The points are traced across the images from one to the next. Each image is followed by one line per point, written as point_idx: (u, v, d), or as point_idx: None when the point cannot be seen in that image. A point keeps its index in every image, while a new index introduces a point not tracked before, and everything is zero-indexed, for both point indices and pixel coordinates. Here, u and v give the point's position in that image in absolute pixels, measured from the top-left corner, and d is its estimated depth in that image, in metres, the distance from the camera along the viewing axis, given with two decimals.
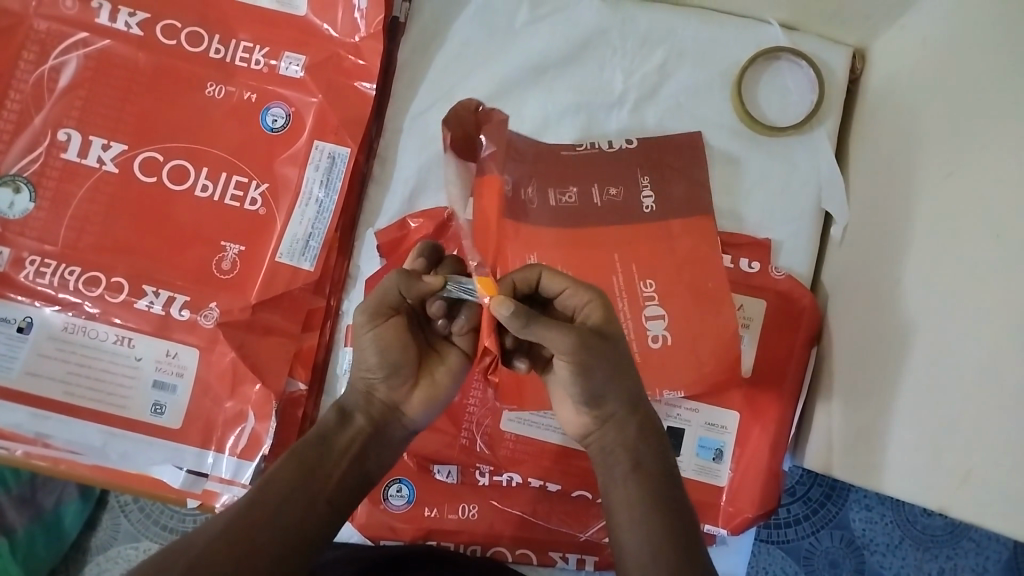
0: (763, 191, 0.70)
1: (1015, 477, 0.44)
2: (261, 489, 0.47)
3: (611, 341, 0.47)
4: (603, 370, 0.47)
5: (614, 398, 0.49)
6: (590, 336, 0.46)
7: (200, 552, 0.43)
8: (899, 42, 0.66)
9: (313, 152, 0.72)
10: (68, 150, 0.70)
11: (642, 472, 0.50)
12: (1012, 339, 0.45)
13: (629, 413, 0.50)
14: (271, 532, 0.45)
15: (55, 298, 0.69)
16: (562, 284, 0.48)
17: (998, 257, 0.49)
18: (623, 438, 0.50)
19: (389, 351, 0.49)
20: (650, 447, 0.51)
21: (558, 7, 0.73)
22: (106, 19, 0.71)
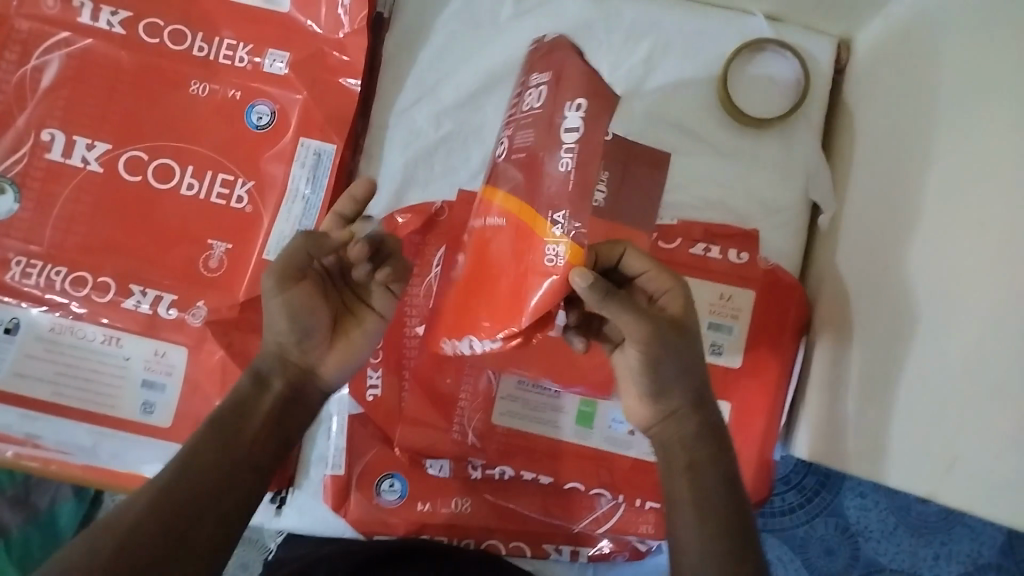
0: (750, 182, 0.70)
1: (1001, 464, 0.44)
2: (186, 456, 0.47)
3: (687, 333, 0.48)
4: (674, 363, 0.48)
5: (679, 393, 0.50)
6: (665, 328, 0.47)
7: (129, 525, 0.43)
8: (883, 31, 0.66)
9: (299, 149, 0.72)
10: (52, 150, 0.70)
11: (702, 472, 0.49)
12: (997, 327, 0.46)
13: (693, 409, 0.50)
14: (200, 495, 0.45)
15: (42, 299, 0.69)
16: (644, 266, 0.49)
17: (983, 245, 0.49)
18: (687, 432, 0.50)
19: (299, 316, 0.50)
20: (711, 452, 0.50)
21: (542, 1, 0.73)
22: (88, 18, 0.71)
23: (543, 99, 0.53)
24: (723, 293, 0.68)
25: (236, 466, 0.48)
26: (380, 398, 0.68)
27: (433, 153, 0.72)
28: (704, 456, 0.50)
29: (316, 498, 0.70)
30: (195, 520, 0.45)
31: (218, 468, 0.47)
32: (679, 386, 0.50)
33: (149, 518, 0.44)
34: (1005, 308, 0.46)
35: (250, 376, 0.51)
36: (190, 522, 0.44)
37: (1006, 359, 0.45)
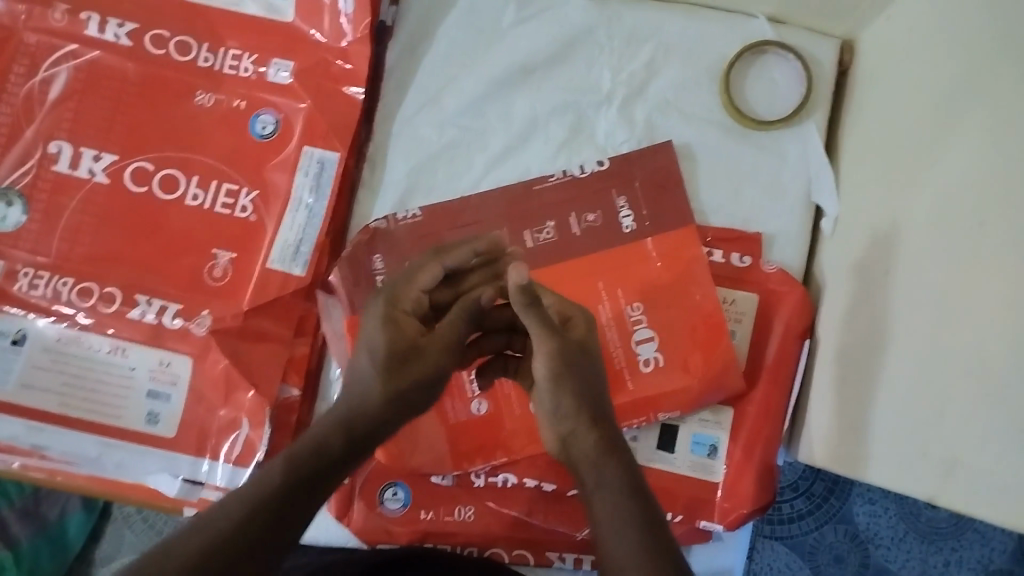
0: (751, 186, 0.70)
1: (1000, 465, 0.43)
2: (262, 484, 0.45)
3: (591, 358, 0.53)
4: (575, 375, 0.51)
5: (575, 410, 0.51)
6: (568, 344, 0.51)
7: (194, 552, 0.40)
8: (886, 32, 0.66)
9: (302, 158, 0.72)
10: (60, 162, 0.70)
11: (608, 487, 0.47)
12: (996, 327, 0.45)
13: (591, 427, 0.50)
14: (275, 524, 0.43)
15: (49, 309, 0.69)
16: (553, 301, 0.55)
17: (982, 245, 0.49)
18: (590, 450, 0.50)
19: (427, 379, 0.52)
20: (622, 466, 0.49)
21: (543, 8, 0.73)
22: (95, 30, 0.72)
23: (410, 221, 0.71)
24: (726, 297, 0.68)
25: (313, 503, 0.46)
26: None
27: (435, 160, 0.72)
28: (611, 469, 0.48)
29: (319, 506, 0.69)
30: (271, 555, 0.42)
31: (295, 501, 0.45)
32: (575, 400, 0.51)
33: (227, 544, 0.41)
34: (1008, 306, 0.45)
35: (357, 431, 0.49)
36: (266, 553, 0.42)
37: (1010, 359, 0.44)
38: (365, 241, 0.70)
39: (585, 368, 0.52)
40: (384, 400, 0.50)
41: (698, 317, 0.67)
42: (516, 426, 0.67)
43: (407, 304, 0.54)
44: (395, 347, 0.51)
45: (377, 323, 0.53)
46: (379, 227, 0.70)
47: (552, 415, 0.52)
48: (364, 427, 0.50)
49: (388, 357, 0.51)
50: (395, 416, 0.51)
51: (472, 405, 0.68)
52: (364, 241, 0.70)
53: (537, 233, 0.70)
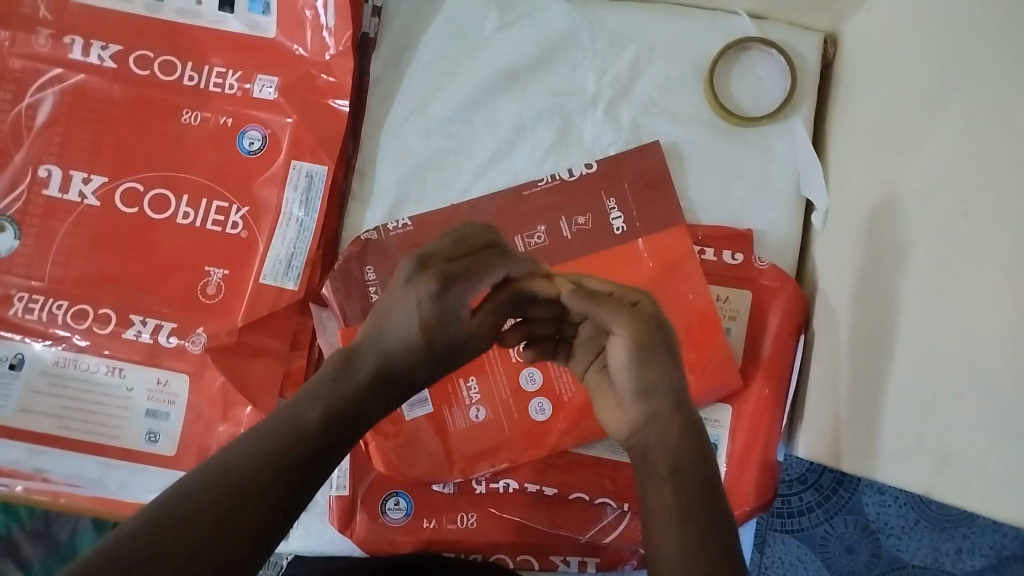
0: (739, 182, 0.70)
1: (988, 455, 0.44)
2: (285, 448, 0.43)
3: (668, 335, 0.50)
4: (655, 359, 0.49)
5: (662, 392, 0.49)
6: (645, 324, 0.49)
7: (250, 485, 0.41)
8: (868, 24, 0.66)
9: (290, 172, 0.72)
10: (50, 186, 0.71)
11: (683, 479, 0.47)
12: (982, 318, 0.46)
13: (674, 411, 0.49)
14: (293, 498, 0.42)
15: (45, 333, 0.70)
16: (610, 286, 0.51)
17: (970, 237, 0.48)
18: (669, 434, 0.48)
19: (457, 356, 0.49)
20: (694, 458, 0.48)
21: (525, 13, 0.73)
22: (79, 54, 0.72)
23: (400, 231, 0.71)
24: (719, 294, 0.68)
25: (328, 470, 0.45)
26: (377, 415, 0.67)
27: (424, 169, 0.73)
28: (684, 458, 0.47)
29: (322, 518, 0.69)
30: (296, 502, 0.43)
31: (312, 478, 0.44)
32: (662, 384, 0.49)
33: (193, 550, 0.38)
34: (997, 297, 0.45)
35: (396, 395, 0.48)
36: (259, 550, 0.41)
37: (999, 351, 0.44)
38: (357, 251, 0.70)
39: (667, 349, 0.50)
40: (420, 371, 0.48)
41: (692, 316, 0.67)
42: (515, 431, 0.68)
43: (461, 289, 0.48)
44: (439, 335, 0.48)
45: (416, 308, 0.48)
46: (370, 238, 0.70)
47: (630, 394, 0.49)
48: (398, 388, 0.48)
49: (433, 344, 0.48)
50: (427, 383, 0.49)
51: (470, 412, 0.68)
52: (355, 253, 0.70)
53: (528, 238, 0.70)
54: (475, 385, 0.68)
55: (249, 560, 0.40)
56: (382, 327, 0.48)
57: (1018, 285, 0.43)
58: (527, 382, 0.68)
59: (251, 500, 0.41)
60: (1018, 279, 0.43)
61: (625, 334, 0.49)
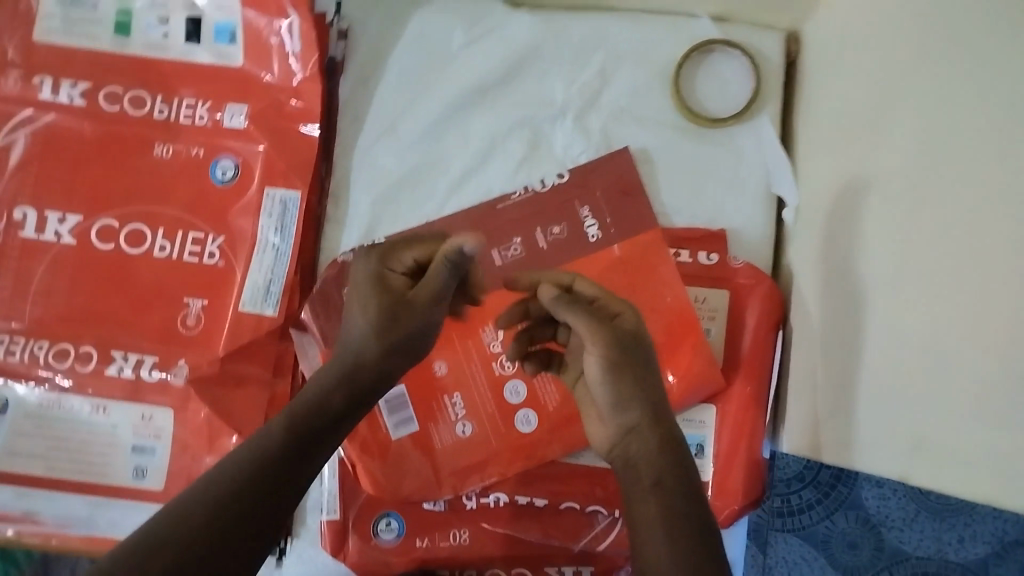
0: (710, 183, 0.70)
1: (961, 440, 0.44)
2: (261, 452, 0.46)
3: (644, 350, 0.52)
4: (632, 370, 0.51)
5: (635, 407, 0.51)
6: (621, 338, 0.52)
7: (228, 488, 0.44)
8: (828, 20, 0.67)
9: (265, 200, 0.72)
10: (26, 228, 0.71)
11: (664, 490, 0.47)
12: (948, 305, 0.46)
13: (652, 426, 0.50)
14: (273, 494, 0.45)
15: (30, 373, 0.70)
16: (595, 295, 0.54)
17: (933, 224, 0.49)
18: (650, 447, 0.50)
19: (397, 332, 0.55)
20: (675, 470, 0.48)
21: (490, 28, 0.73)
22: (48, 94, 0.72)
23: None
24: (698, 295, 0.68)
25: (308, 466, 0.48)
26: (363, 437, 0.67)
27: (398, 188, 0.73)
28: (667, 469, 0.48)
29: (315, 544, 0.69)
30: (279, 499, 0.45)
31: (292, 474, 0.46)
32: (641, 399, 0.51)
33: (196, 557, 0.41)
34: (961, 283, 0.45)
35: (357, 385, 0.53)
36: (247, 544, 0.43)
37: (966, 336, 0.44)
38: (334, 274, 0.70)
39: (644, 364, 0.52)
40: (365, 346, 0.54)
41: (670, 318, 0.67)
42: (501, 445, 0.68)
43: (404, 268, 0.58)
44: (385, 310, 0.55)
45: (369, 287, 0.57)
46: (347, 260, 0.70)
47: (609, 407, 0.52)
48: (354, 373, 0.53)
49: (378, 319, 0.54)
50: (383, 371, 0.54)
51: (456, 428, 0.68)
52: (333, 276, 0.70)
53: (504, 251, 0.70)
54: (460, 400, 0.68)
55: (239, 554, 0.42)
56: (348, 321, 0.57)
57: (981, 270, 0.44)
58: (512, 394, 0.68)
59: (232, 501, 0.44)
60: (979, 265, 0.44)
61: (597, 347, 0.51)
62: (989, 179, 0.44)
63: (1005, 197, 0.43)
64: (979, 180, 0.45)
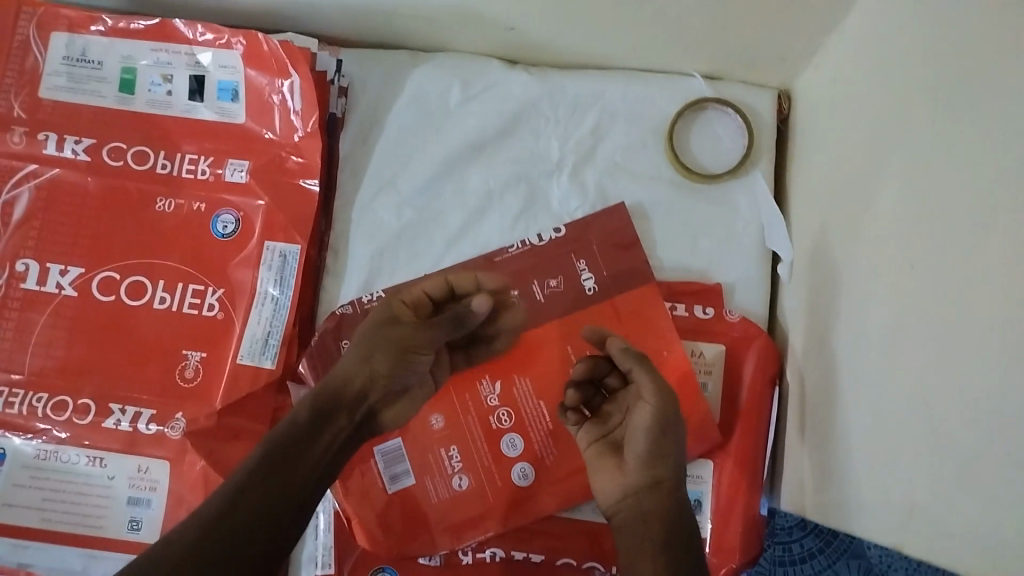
0: (705, 237, 0.71)
1: (950, 508, 0.44)
2: (233, 493, 0.53)
3: (679, 424, 0.60)
4: (669, 436, 0.59)
5: (670, 466, 0.58)
6: (671, 407, 0.60)
7: (199, 530, 0.51)
8: (817, 79, 0.68)
9: (265, 253, 0.73)
10: (27, 280, 0.72)
11: (667, 553, 0.54)
12: (933, 370, 0.47)
13: (674, 488, 0.58)
14: (248, 525, 0.52)
15: (28, 426, 0.70)
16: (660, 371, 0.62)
17: (916, 287, 0.50)
18: (659, 509, 0.57)
19: (372, 345, 0.63)
20: (677, 534, 0.55)
21: (488, 85, 0.75)
22: (54, 149, 0.74)
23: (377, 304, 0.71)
24: (693, 349, 0.69)
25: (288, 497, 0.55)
26: (360, 492, 0.68)
27: (397, 242, 0.74)
28: (671, 530, 0.55)
29: None
30: (249, 535, 0.52)
31: (242, 530, 0.52)
32: (669, 465, 0.58)
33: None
34: (946, 348, 0.46)
35: (313, 406, 0.60)
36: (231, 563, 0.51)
37: (952, 401, 0.45)
38: (332, 327, 0.71)
39: (677, 435, 0.60)
40: (349, 356, 0.62)
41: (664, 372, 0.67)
42: (497, 499, 0.67)
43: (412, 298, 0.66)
44: (375, 325, 0.64)
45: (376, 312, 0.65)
46: (345, 313, 0.71)
47: (638, 463, 0.59)
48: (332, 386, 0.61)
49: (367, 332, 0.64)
50: (348, 387, 0.61)
51: (452, 481, 0.68)
52: (331, 328, 0.71)
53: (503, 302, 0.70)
54: (457, 454, 0.68)
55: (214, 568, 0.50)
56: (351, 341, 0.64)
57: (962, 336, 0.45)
58: (509, 448, 0.68)
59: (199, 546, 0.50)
60: (962, 330, 0.45)
61: (659, 401, 0.60)
62: (976, 241, 0.45)
63: (991, 258, 0.43)
64: (962, 246, 0.46)
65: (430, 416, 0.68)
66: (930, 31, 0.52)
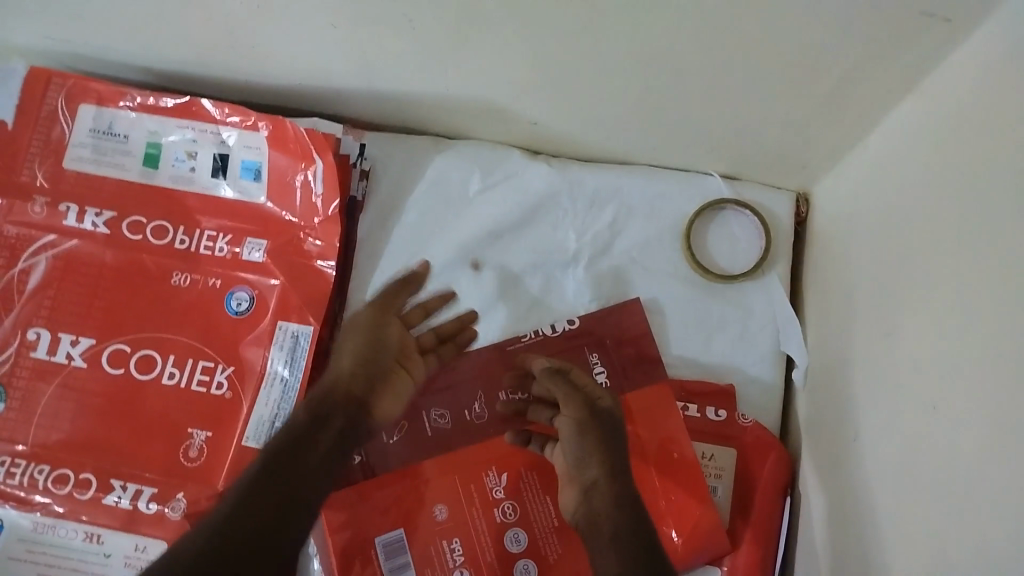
0: (719, 337, 0.71)
1: None
2: (214, 511, 0.52)
3: (615, 424, 0.60)
4: (594, 431, 0.59)
5: (596, 462, 0.58)
6: (590, 406, 0.61)
7: (183, 548, 0.50)
8: (836, 188, 0.69)
9: (277, 332, 0.73)
10: (38, 349, 0.72)
11: (622, 546, 0.52)
12: (952, 507, 0.46)
13: (609, 481, 0.57)
14: (229, 526, 0.50)
15: (26, 498, 0.69)
16: (585, 378, 0.64)
17: (934, 416, 0.49)
18: (606, 503, 0.56)
19: (349, 348, 0.60)
20: (633, 528, 0.54)
21: (507, 175, 0.75)
22: (73, 220, 0.74)
23: None
24: (704, 452, 0.68)
25: (280, 499, 0.52)
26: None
27: None
28: (619, 522, 0.54)
29: None
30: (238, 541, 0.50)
31: (224, 531, 0.50)
32: (600, 457, 0.58)
33: None
34: (966, 486, 0.45)
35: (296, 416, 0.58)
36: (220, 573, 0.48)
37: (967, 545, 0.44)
38: None
39: (611, 433, 0.59)
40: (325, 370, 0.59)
41: (676, 474, 0.66)
42: None
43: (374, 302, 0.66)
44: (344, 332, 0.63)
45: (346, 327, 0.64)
46: None
47: (575, 465, 0.59)
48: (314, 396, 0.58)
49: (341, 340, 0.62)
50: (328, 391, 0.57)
51: None
52: None
53: (511, 393, 0.71)
54: (459, 547, 0.67)
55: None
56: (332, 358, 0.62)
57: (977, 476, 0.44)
58: (512, 543, 0.67)
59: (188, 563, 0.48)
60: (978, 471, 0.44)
61: (568, 411, 0.61)
62: (987, 377, 0.44)
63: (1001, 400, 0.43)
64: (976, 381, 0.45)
65: (434, 506, 0.67)
66: (946, 156, 0.52)
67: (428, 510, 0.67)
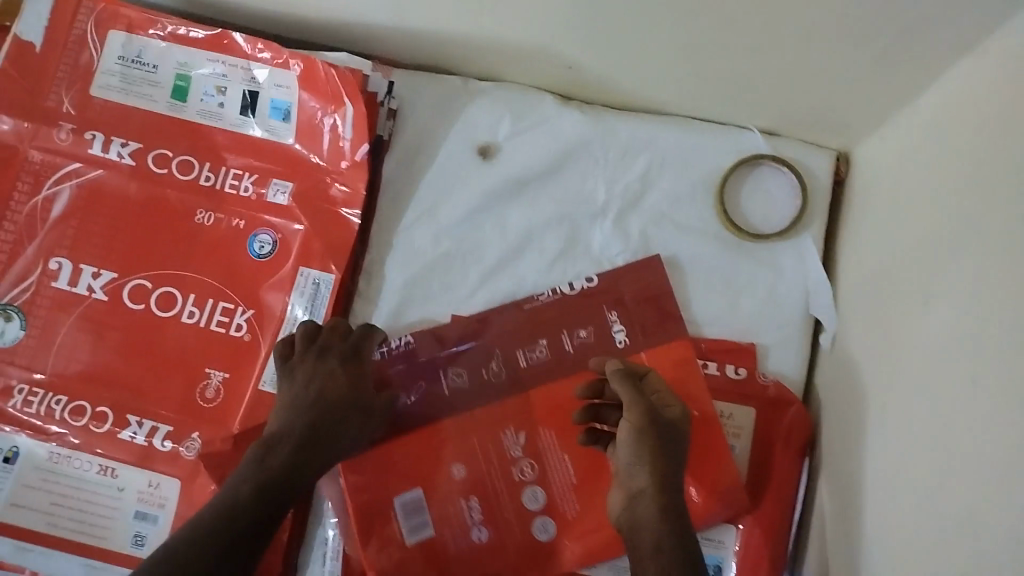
0: (748, 298, 0.69)
1: None
2: (226, 495, 0.53)
3: (681, 437, 0.58)
4: (655, 441, 0.57)
5: (648, 473, 0.56)
6: (656, 413, 0.58)
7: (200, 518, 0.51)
8: (879, 150, 0.66)
9: (298, 278, 0.72)
10: (59, 278, 0.71)
11: (661, 557, 0.52)
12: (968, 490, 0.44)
13: (657, 493, 0.55)
14: (243, 517, 0.51)
15: (42, 428, 0.69)
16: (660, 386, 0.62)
17: (959, 395, 0.47)
18: (652, 515, 0.54)
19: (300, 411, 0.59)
20: (676, 539, 0.52)
21: (537, 122, 0.74)
22: (97, 149, 0.73)
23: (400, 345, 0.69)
24: (724, 410, 0.67)
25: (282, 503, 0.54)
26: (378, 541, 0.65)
27: (430, 272, 0.72)
28: (664, 535, 0.53)
29: None
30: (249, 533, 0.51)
31: (238, 523, 0.51)
32: (655, 470, 0.56)
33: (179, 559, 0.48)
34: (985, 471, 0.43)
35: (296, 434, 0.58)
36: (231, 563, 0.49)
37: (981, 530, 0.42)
38: None
39: (674, 445, 0.57)
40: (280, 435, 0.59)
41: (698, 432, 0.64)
42: (518, 554, 0.65)
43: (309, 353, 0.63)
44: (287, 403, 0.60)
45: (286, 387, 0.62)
46: None
47: (628, 471, 0.57)
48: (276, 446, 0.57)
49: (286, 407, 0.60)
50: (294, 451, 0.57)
51: (472, 533, 0.65)
52: None
53: (528, 352, 0.69)
54: (478, 505, 0.66)
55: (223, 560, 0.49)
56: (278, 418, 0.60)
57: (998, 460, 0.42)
58: (531, 501, 0.66)
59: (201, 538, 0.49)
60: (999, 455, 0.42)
61: (630, 415, 0.58)
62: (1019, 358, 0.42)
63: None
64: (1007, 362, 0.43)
65: (452, 467, 0.67)
66: (997, 120, 0.49)
67: (446, 471, 0.66)
